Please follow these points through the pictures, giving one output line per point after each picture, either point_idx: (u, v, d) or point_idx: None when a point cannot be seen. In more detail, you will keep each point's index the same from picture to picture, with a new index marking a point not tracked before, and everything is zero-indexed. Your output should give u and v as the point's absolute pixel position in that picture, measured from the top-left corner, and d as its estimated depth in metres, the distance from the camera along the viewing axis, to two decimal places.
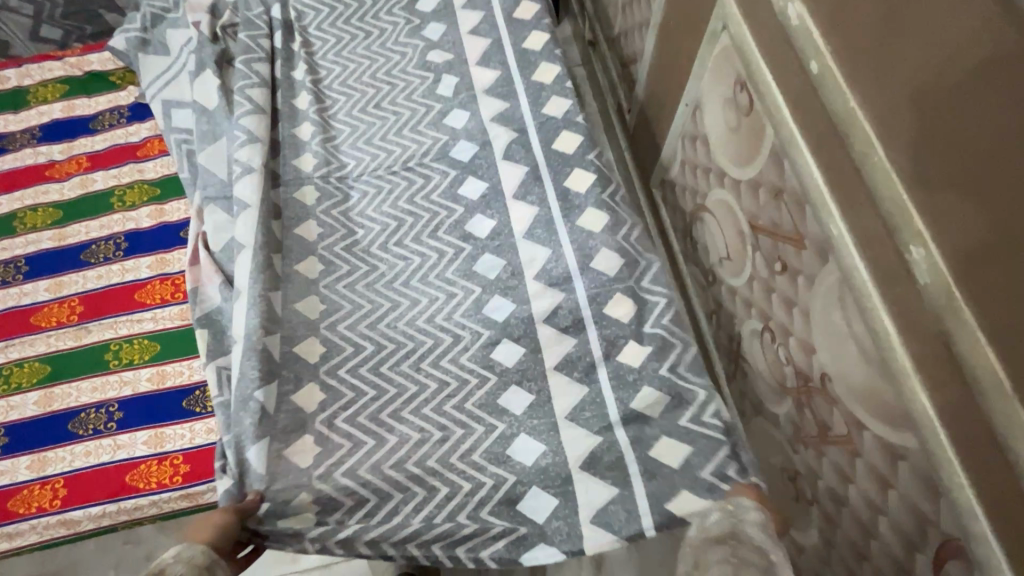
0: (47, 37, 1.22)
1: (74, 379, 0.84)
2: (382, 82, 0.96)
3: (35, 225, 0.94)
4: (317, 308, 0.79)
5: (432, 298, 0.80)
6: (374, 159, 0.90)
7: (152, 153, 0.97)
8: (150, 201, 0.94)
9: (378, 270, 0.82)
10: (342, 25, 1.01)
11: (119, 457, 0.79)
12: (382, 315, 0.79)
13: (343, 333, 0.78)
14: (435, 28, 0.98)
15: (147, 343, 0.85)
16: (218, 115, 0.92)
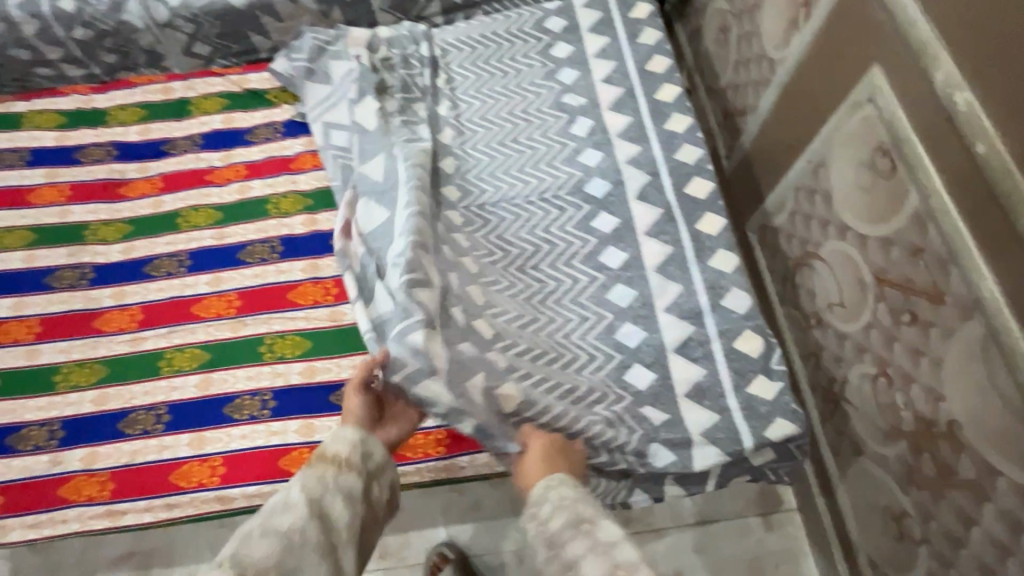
0: (197, 52, 1.34)
1: (231, 367, 0.93)
2: (519, 118, 1.05)
3: (197, 223, 1.04)
4: (478, 297, 0.87)
5: (566, 319, 0.88)
6: (510, 188, 0.99)
7: (304, 167, 1.07)
8: (303, 210, 1.04)
9: (521, 288, 0.90)
10: (482, 64, 1.11)
11: (273, 442, 0.87)
12: (538, 325, 0.87)
13: (502, 326, 0.86)
14: (569, 74, 1.07)
15: (298, 339, 0.94)
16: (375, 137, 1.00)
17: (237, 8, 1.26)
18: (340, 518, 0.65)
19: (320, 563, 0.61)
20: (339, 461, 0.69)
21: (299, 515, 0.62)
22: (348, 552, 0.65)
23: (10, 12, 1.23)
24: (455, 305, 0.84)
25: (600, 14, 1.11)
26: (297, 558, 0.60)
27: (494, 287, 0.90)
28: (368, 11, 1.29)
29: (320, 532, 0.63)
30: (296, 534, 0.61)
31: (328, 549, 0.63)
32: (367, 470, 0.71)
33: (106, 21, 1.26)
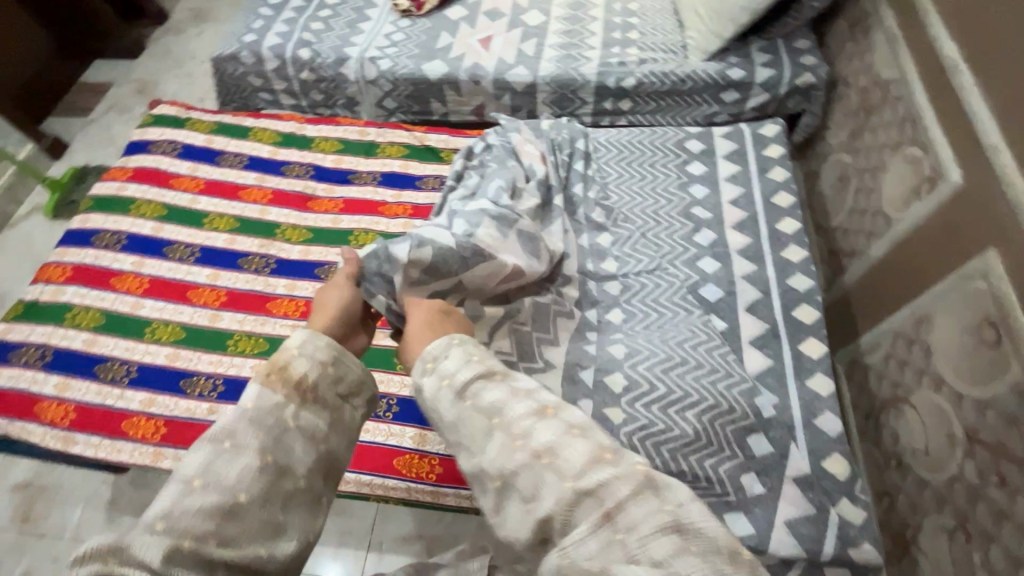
0: (386, 106, 1.62)
1: (367, 368, 1.12)
2: (649, 218, 1.20)
3: (365, 243, 1.24)
4: (621, 350, 1.01)
5: (710, 367, 0.96)
6: (637, 263, 1.14)
7: (390, 214, 1.29)
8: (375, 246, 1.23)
9: (675, 334, 1.01)
10: (624, 165, 1.28)
11: (390, 442, 1.04)
12: (676, 365, 0.96)
13: (640, 372, 0.97)
14: (700, 189, 1.23)
15: None
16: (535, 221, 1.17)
17: (430, 80, 1.53)
18: (298, 464, 0.63)
19: (268, 526, 0.59)
20: (304, 389, 0.67)
21: (246, 464, 0.60)
22: (307, 498, 0.63)
23: (262, 50, 1.56)
24: (587, 367, 1.00)
25: (736, 146, 1.28)
26: (242, 520, 0.58)
27: (646, 339, 1.03)
28: (533, 102, 1.53)
29: (270, 480, 0.61)
30: (241, 493, 0.59)
31: (277, 503, 0.61)
32: (335, 399, 0.69)
33: (328, 70, 1.56)
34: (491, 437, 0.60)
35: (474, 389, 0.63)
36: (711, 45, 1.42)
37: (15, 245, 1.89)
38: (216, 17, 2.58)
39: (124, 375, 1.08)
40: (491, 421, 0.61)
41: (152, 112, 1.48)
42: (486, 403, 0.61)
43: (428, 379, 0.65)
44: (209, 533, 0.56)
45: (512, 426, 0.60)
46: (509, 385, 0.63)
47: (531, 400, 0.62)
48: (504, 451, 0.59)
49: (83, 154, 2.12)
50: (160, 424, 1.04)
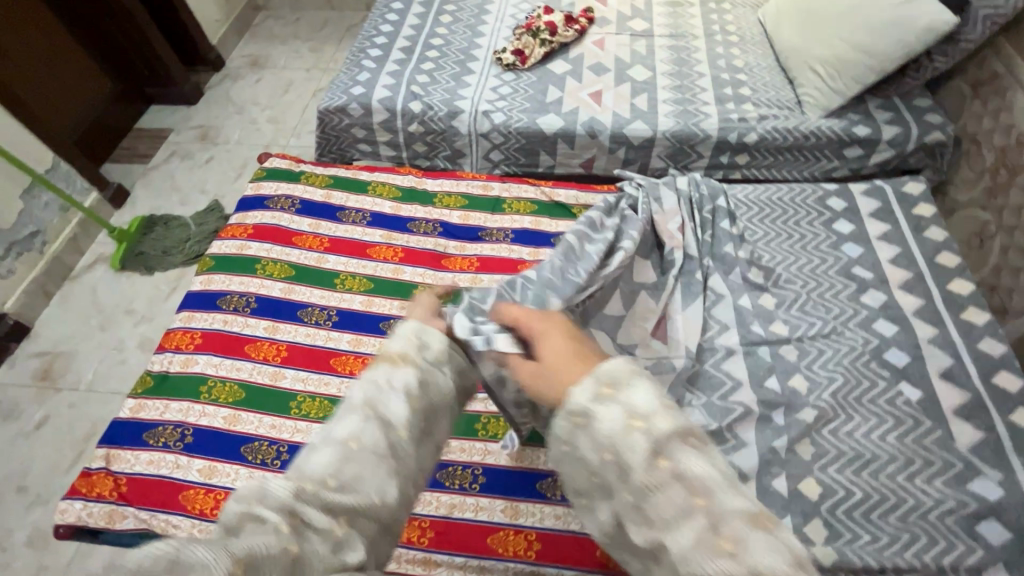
0: (492, 158, 1.58)
1: (541, 446, 1.08)
2: (809, 278, 1.17)
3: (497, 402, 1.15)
4: (810, 450, 0.96)
5: (909, 459, 0.93)
6: (809, 327, 1.10)
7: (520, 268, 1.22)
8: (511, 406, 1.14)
9: (859, 422, 0.98)
10: (770, 223, 1.26)
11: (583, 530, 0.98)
12: (881, 466, 0.93)
13: (832, 475, 0.93)
14: (854, 248, 1.21)
15: None
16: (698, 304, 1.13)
17: (545, 134, 1.50)
18: (399, 418, 0.61)
19: (380, 471, 0.58)
20: (393, 358, 0.64)
21: (355, 419, 0.59)
22: (410, 448, 0.61)
23: (371, 102, 1.52)
24: (778, 474, 0.94)
25: (880, 204, 1.27)
26: (358, 465, 0.57)
27: (843, 428, 0.98)
28: (647, 155, 1.51)
29: (379, 431, 0.59)
30: (355, 442, 0.58)
31: (391, 453, 0.59)
32: (425, 363, 0.65)
33: (438, 123, 1.53)
34: (691, 521, 0.49)
35: (670, 450, 0.51)
36: (833, 103, 1.42)
37: (78, 300, 1.78)
38: (273, 63, 2.55)
39: (275, 458, 0.97)
40: (693, 501, 0.50)
41: (263, 165, 1.42)
42: (687, 472, 0.50)
43: (607, 412, 0.53)
44: (331, 475, 0.56)
45: (722, 523, 0.49)
46: (707, 453, 0.51)
47: (741, 493, 0.50)
48: (700, 542, 0.49)
49: (146, 203, 2.04)
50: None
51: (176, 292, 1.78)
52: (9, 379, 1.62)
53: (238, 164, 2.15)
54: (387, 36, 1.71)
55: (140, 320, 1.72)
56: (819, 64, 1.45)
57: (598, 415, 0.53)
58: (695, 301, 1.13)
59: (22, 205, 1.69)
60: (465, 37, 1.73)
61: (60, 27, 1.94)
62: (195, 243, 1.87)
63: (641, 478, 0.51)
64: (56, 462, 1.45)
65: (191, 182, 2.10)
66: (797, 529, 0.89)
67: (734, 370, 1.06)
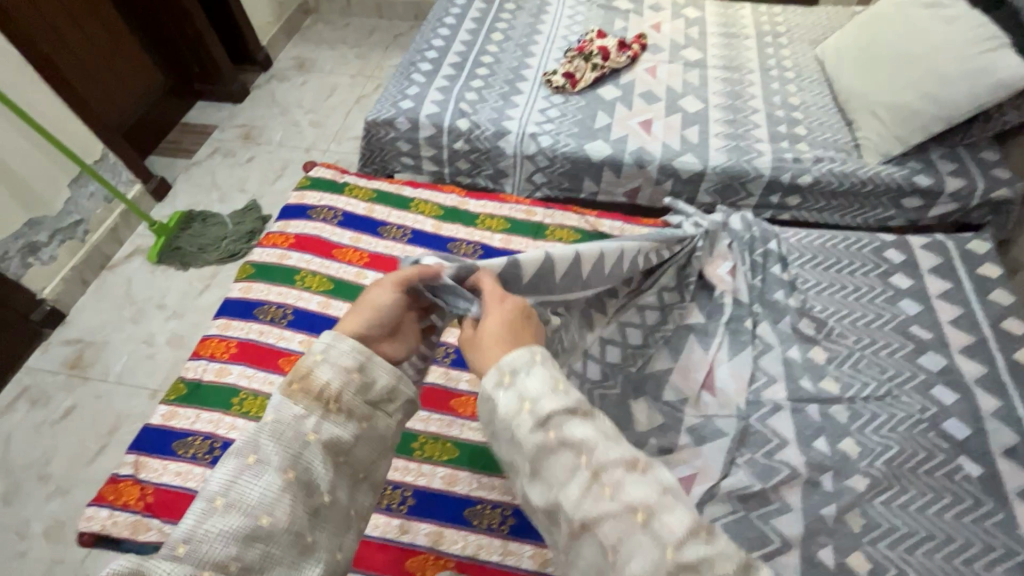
0: (535, 180, 1.56)
1: None
2: (864, 334, 1.12)
3: None
4: (860, 521, 0.91)
5: (967, 542, 0.88)
6: (862, 387, 1.05)
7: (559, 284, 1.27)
8: None
9: (914, 495, 0.92)
10: (823, 272, 1.22)
11: None
12: (937, 547, 0.88)
13: (882, 551, 0.88)
14: (911, 304, 1.15)
15: None
16: (745, 356, 1.09)
17: (592, 160, 1.48)
18: (320, 478, 0.64)
19: (293, 545, 0.60)
20: (328, 402, 0.65)
21: (270, 487, 0.60)
22: (329, 512, 0.65)
23: (419, 117, 1.52)
24: (824, 544, 0.89)
25: (941, 260, 1.21)
26: (267, 543, 0.58)
27: (897, 501, 0.92)
28: (694, 190, 1.48)
29: (295, 499, 0.61)
30: (266, 516, 0.59)
31: (304, 523, 0.62)
32: (362, 411, 0.68)
33: (484, 142, 1.51)
34: (576, 475, 0.58)
35: (556, 421, 0.59)
36: (894, 149, 1.37)
37: (113, 290, 1.80)
38: (320, 67, 2.58)
39: (207, 452, 0.98)
40: (577, 458, 0.58)
41: (307, 174, 1.42)
42: (572, 438, 0.58)
43: (503, 396, 0.61)
44: (232, 557, 0.56)
45: (604, 477, 0.57)
46: (587, 419, 0.60)
47: (621, 447, 0.59)
48: (585, 493, 0.57)
49: (186, 198, 2.06)
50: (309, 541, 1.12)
51: (208, 290, 1.79)
52: (40, 365, 1.63)
53: (277, 166, 2.16)
54: (438, 51, 1.71)
55: (171, 315, 1.73)
56: (882, 109, 1.40)
57: (497, 396, 0.62)
58: (742, 351, 1.10)
59: (69, 193, 1.71)
60: (515, 57, 1.72)
61: (115, 16, 1.99)
62: (232, 242, 1.88)
63: (537, 447, 0.59)
64: (78, 454, 1.46)
65: (232, 180, 2.12)
66: None
67: (780, 427, 1.01)
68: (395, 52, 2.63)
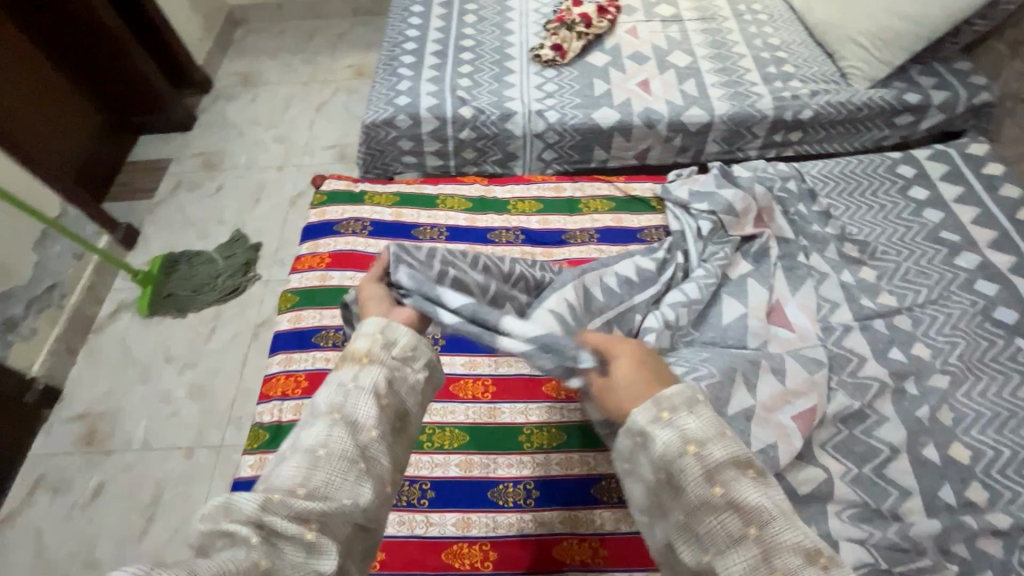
0: (545, 157, 1.54)
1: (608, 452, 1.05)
2: (903, 247, 1.19)
3: (542, 443, 1.07)
4: (950, 415, 0.98)
5: None
6: (915, 295, 1.12)
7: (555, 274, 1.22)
8: (558, 447, 1.06)
9: (988, 382, 1.00)
10: (849, 197, 1.28)
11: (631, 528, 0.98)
12: (1021, 422, 0.96)
13: (977, 437, 0.95)
14: (935, 212, 1.23)
15: (555, 431, 1.08)
16: (807, 289, 1.14)
17: (602, 128, 1.48)
18: (368, 419, 0.58)
19: (351, 473, 0.55)
20: (359, 356, 0.61)
21: (322, 422, 0.56)
22: (381, 451, 0.58)
23: (420, 111, 1.46)
24: (927, 443, 0.96)
25: (948, 167, 1.30)
26: (327, 470, 0.54)
27: (976, 390, 1.00)
28: (703, 141, 1.51)
29: (347, 432, 0.56)
30: (321, 447, 0.55)
31: (360, 454, 0.56)
32: (393, 358, 0.62)
33: (491, 127, 1.48)
34: (740, 551, 0.51)
35: (723, 476, 0.53)
36: (880, 73, 1.45)
37: (107, 353, 1.64)
38: (266, 79, 2.42)
39: None
40: (747, 529, 0.52)
41: (319, 188, 1.34)
42: (743, 503, 0.52)
43: (663, 434, 0.55)
44: (298, 484, 0.52)
45: (779, 566, 0.50)
46: (762, 484, 0.54)
47: (801, 529, 0.52)
48: (751, 573, 0.50)
49: (159, 241, 1.90)
50: (378, 549, 0.97)
51: (217, 333, 1.67)
52: (49, 449, 1.48)
53: (252, 190, 2.02)
54: (415, 42, 1.64)
55: (184, 366, 1.60)
56: (864, 37, 1.46)
57: (657, 436, 0.55)
58: (803, 284, 1.14)
59: (36, 255, 1.58)
60: (495, 36, 1.68)
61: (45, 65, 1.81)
62: (227, 277, 1.76)
63: (699, 501, 0.53)
64: (125, 532, 1.34)
65: (206, 214, 1.97)
66: (960, 495, 0.91)
67: (856, 345, 1.07)
68: (344, 53, 2.50)
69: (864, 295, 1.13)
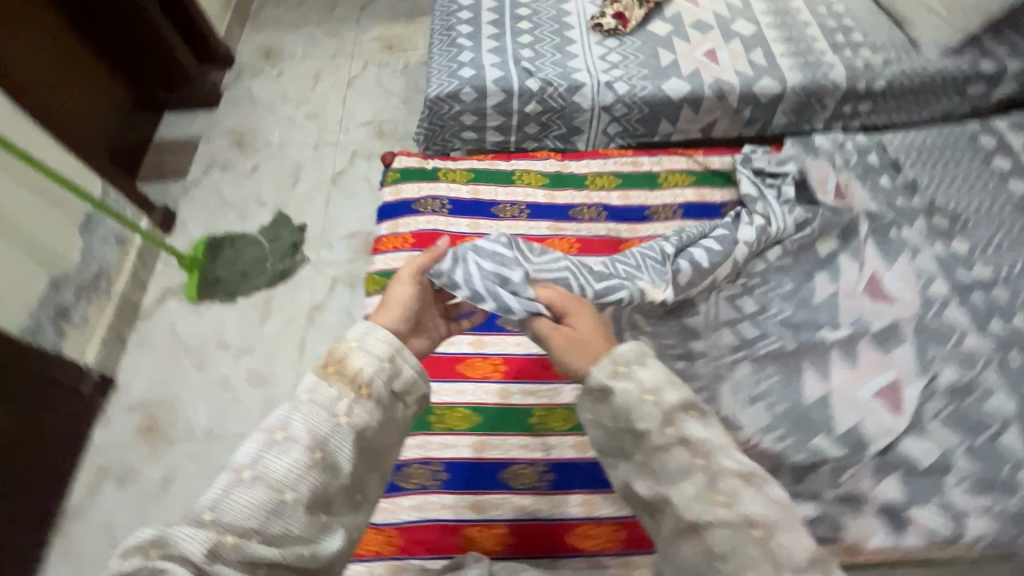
0: (610, 131, 1.50)
1: (564, 435, 1.01)
2: (995, 219, 1.18)
3: (554, 426, 1.01)
4: None
5: None
6: (1008, 266, 1.12)
7: None
8: (571, 430, 1.01)
9: None
10: (932, 168, 1.27)
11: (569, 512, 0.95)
12: None
13: None
14: (1020, 184, 1.22)
15: (566, 414, 1.03)
16: (902, 266, 1.12)
17: (672, 100, 1.43)
18: (344, 463, 0.63)
19: (312, 524, 0.59)
20: (361, 386, 0.66)
21: (298, 463, 0.60)
22: (345, 497, 0.64)
23: (485, 84, 1.40)
24: None
25: None
26: (286, 520, 0.57)
27: None
28: (771, 113, 1.48)
29: (319, 479, 0.61)
30: (289, 490, 0.58)
31: (321, 503, 0.61)
32: (387, 397, 0.68)
33: (558, 100, 1.43)
34: (691, 476, 0.62)
35: (677, 418, 0.64)
36: (954, 41, 1.42)
37: (157, 340, 1.59)
38: (290, 53, 2.32)
39: (434, 477, 0.96)
40: (694, 459, 0.62)
41: (391, 165, 1.29)
42: (690, 437, 0.63)
43: (624, 386, 0.66)
44: (253, 530, 0.56)
45: (717, 483, 0.61)
46: (706, 423, 0.65)
47: (736, 458, 0.63)
48: (699, 493, 0.61)
49: (198, 223, 1.83)
50: (506, 532, 0.93)
51: (269, 317, 1.62)
52: (109, 439, 1.44)
53: (289, 169, 1.95)
54: (470, 10, 1.57)
55: (239, 351, 1.56)
56: (937, 3, 1.41)
57: (616, 389, 0.66)
58: (898, 259, 1.13)
59: (82, 242, 1.54)
60: (551, 4, 1.61)
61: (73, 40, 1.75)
62: (276, 261, 1.71)
63: (651, 441, 0.63)
64: None
65: (243, 195, 1.90)
66: None
67: (955, 318, 1.06)
68: (370, 23, 2.40)
69: (956, 267, 1.12)
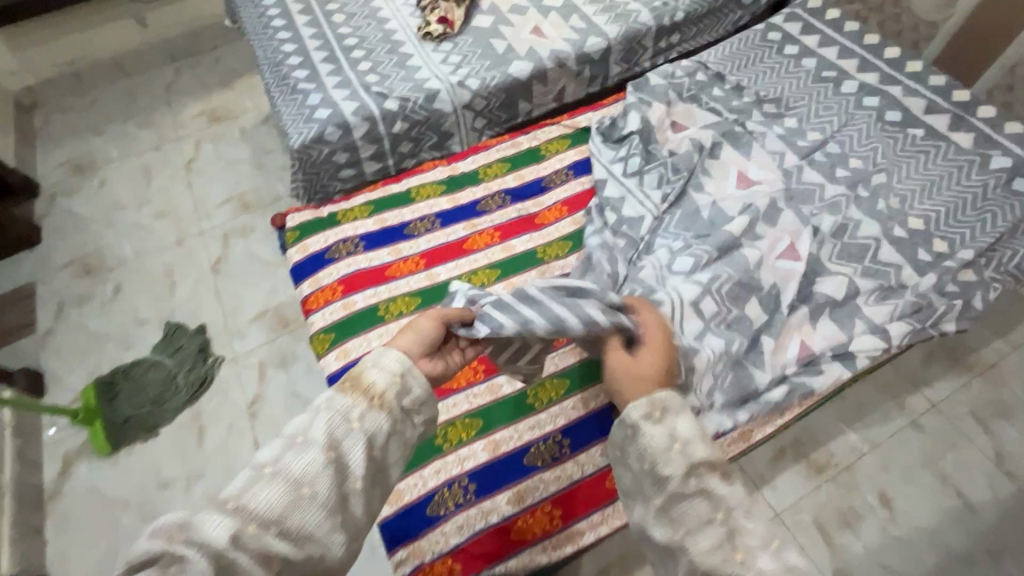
0: (478, 125, 1.57)
1: (559, 402, 1.11)
2: (805, 93, 1.43)
3: (550, 397, 1.11)
4: (897, 201, 1.23)
5: (949, 171, 1.25)
6: (828, 126, 1.36)
7: (549, 221, 1.29)
8: (565, 395, 1.11)
9: (908, 165, 1.28)
10: (745, 70, 1.49)
11: (590, 470, 1.06)
12: (942, 184, 1.24)
13: (920, 208, 1.22)
14: (810, 60, 1.48)
15: (555, 382, 1.13)
16: (756, 154, 1.32)
17: (521, 80, 1.53)
18: (358, 468, 0.65)
19: (326, 522, 0.61)
20: (374, 396, 0.68)
21: (315, 460, 0.62)
22: (357, 501, 0.66)
23: (346, 118, 1.39)
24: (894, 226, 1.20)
25: (802, 24, 1.57)
26: (306, 513, 0.60)
27: (902, 174, 1.26)
28: (606, 66, 1.64)
29: (335, 479, 0.63)
30: (306, 485, 0.61)
31: (337, 504, 0.63)
32: (399, 412, 0.70)
33: (421, 111, 1.46)
34: (707, 530, 0.64)
35: (699, 471, 0.66)
36: None
37: (83, 513, 1.37)
38: (105, 157, 2.08)
39: (465, 494, 1.02)
40: (716, 512, 0.64)
41: (285, 226, 1.29)
42: (713, 490, 0.65)
43: (655, 429, 0.69)
44: (276, 522, 0.58)
45: (739, 542, 0.63)
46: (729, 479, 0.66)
47: (760, 519, 0.64)
48: (718, 544, 0.63)
49: (76, 371, 1.59)
50: (553, 508, 1.03)
51: (207, 432, 1.46)
52: None
53: (159, 277, 1.76)
54: (298, 55, 1.54)
55: (190, 481, 1.40)
56: None
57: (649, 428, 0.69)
58: (751, 149, 1.33)
59: None
60: (373, 27, 1.63)
61: None
62: (187, 372, 1.55)
63: (676, 488, 0.65)
64: None
65: (116, 321, 1.68)
66: (931, 252, 1.17)
67: (812, 178, 1.28)
68: (182, 102, 2.22)
69: (795, 139, 1.34)
